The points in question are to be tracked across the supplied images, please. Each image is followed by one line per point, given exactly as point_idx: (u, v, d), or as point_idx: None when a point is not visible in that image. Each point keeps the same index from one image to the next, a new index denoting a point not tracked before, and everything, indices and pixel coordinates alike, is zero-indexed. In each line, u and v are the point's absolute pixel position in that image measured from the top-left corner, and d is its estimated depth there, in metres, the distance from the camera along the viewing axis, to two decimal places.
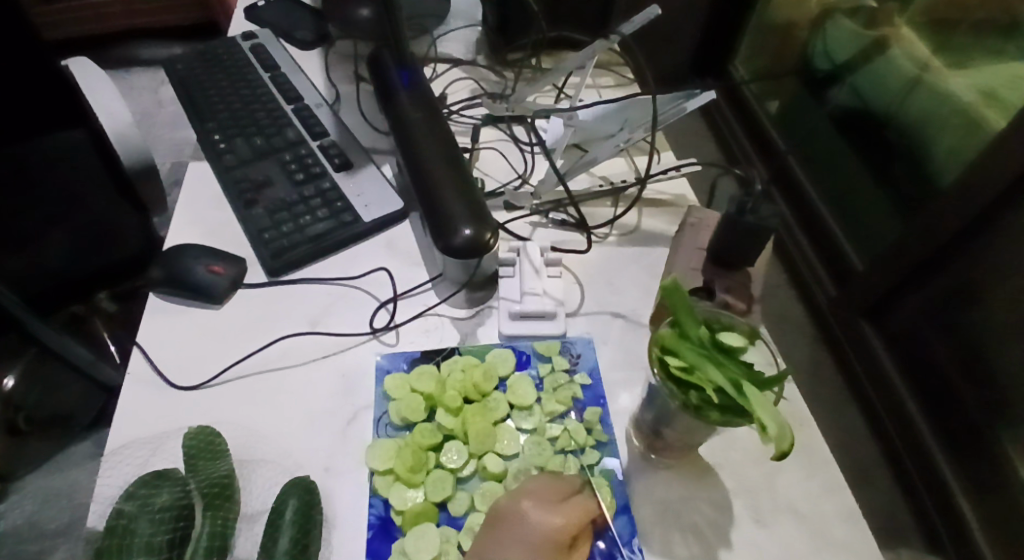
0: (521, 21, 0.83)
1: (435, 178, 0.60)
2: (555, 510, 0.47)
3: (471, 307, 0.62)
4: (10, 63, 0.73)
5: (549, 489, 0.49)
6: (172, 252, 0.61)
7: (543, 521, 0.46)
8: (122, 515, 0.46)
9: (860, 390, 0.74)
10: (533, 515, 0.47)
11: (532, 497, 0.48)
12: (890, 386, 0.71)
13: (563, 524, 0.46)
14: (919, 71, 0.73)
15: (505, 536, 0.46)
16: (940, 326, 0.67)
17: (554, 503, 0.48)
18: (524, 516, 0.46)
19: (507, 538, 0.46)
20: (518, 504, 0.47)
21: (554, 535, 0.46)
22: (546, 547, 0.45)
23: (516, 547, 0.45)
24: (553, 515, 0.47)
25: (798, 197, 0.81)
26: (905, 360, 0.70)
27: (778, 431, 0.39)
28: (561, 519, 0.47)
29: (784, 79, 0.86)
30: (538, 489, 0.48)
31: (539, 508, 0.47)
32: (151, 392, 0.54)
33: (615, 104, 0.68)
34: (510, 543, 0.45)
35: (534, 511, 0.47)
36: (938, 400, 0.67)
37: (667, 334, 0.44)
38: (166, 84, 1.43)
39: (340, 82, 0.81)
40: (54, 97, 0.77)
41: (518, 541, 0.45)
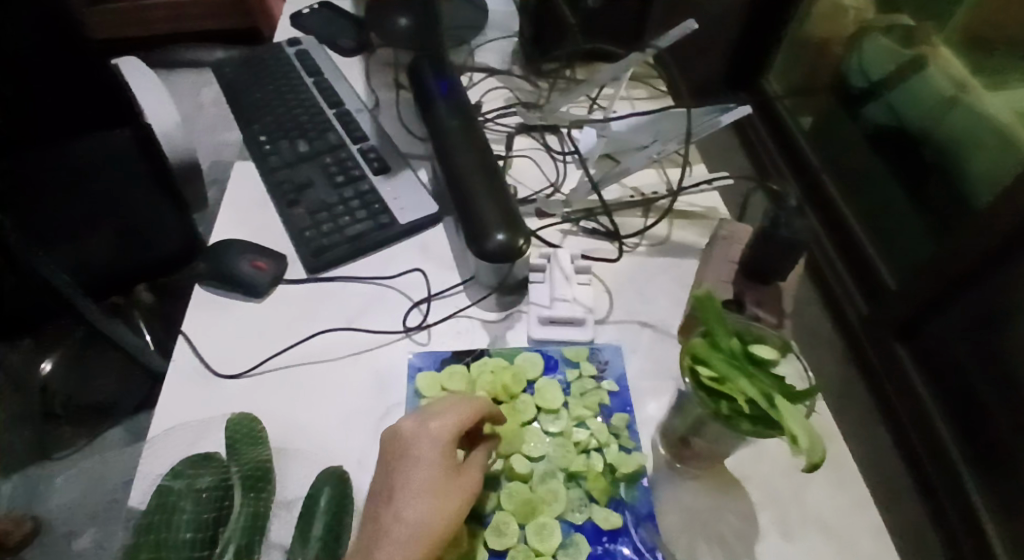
0: (555, 32, 0.85)
1: (471, 185, 0.61)
2: (434, 417, 0.49)
3: (501, 311, 0.64)
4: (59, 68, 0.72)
5: (431, 405, 0.50)
6: (217, 248, 0.63)
7: (423, 432, 0.48)
8: (169, 491, 0.49)
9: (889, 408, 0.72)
10: (415, 427, 0.48)
11: (413, 415, 0.49)
12: (920, 407, 0.69)
13: (444, 425, 0.48)
14: (957, 90, 0.72)
15: (393, 461, 0.48)
16: (973, 345, 0.66)
17: (435, 413, 0.49)
18: (405, 433, 0.48)
19: (395, 458, 0.48)
20: (401, 426, 0.49)
21: (436, 440, 0.48)
22: (433, 455, 0.47)
23: (404, 463, 0.47)
24: (432, 421, 0.48)
25: (834, 218, 0.80)
26: (937, 380, 0.69)
27: (810, 444, 0.39)
28: (441, 420, 0.48)
29: (818, 94, 0.86)
30: (421, 408, 0.50)
31: (421, 423, 0.49)
32: (196, 380, 0.56)
33: (649, 117, 0.70)
34: (397, 463, 0.47)
35: (416, 427, 0.48)
36: (970, 422, 0.66)
37: (698, 343, 0.44)
38: (208, 87, 1.48)
39: (380, 89, 0.83)
40: (101, 99, 0.76)
41: (404, 458, 0.47)
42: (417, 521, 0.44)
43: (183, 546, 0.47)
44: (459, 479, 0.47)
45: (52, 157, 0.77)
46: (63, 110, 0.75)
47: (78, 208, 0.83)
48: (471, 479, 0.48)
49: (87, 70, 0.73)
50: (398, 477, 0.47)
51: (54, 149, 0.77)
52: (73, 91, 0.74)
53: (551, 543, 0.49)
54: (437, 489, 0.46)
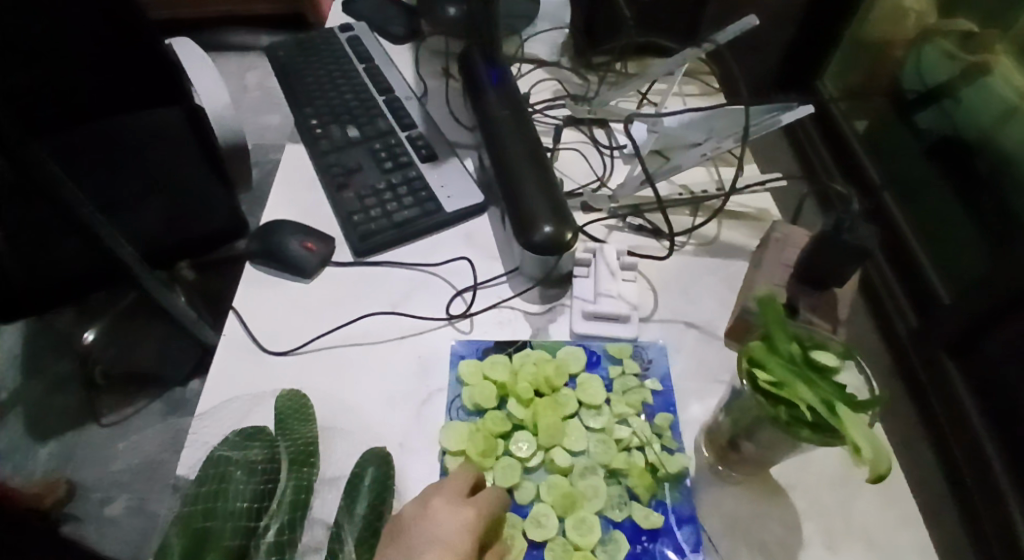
0: (610, 25, 0.84)
1: (520, 177, 0.61)
2: (466, 503, 0.47)
3: (544, 304, 0.63)
4: (115, 46, 0.73)
5: (458, 484, 0.49)
6: (268, 227, 0.64)
7: (454, 516, 0.46)
8: (223, 460, 0.50)
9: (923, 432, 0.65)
10: (445, 509, 0.47)
11: (441, 494, 0.48)
12: (970, 435, 0.60)
13: (476, 515, 0.46)
14: (1018, 100, 0.63)
15: (411, 543, 0.45)
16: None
17: (463, 498, 0.48)
18: (434, 514, 0.47)
19: (418, 541, 0.45)
20: (427, 504, 0.47)
21: (468, 529, 0.46)
22: (463, 545, 0.45)
23: (427, 549, 0.45)
24: (464, 507, 0.47)
25: (884, 222, 0.72)
26: (993, 414, 0.59)
27: (874, 455, 0.38)
28: (474, 508, 0.47)
29: (873, 99, 0.78)
30: (446, 486, 0.49)
31: (449, 506, 0.47)
32: (244, 355, 0.57)
33: (705, 113, 0.66)
34: (420, 547, 0.45)
35: (445, 508, 0.47)
36: None
37: (756, 346, 0.44)
38: (252, 70, 1.50)
39: (428, 77, 0.83)
40: (153, 77, 0.77)
41: (428, 542, 0.45)
42: None
43: (235, 515, 0.48)
44: None
45: (102, 134, 0.78)
46: (115, 87, 0.75)
47: (128, 181, 0.84)
48: None
49: (137, 48, 0.74)
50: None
51: (98, 123, 0.77)
52: (123, 69, 0.75)
53: (591, 538, 0.48)
54: None
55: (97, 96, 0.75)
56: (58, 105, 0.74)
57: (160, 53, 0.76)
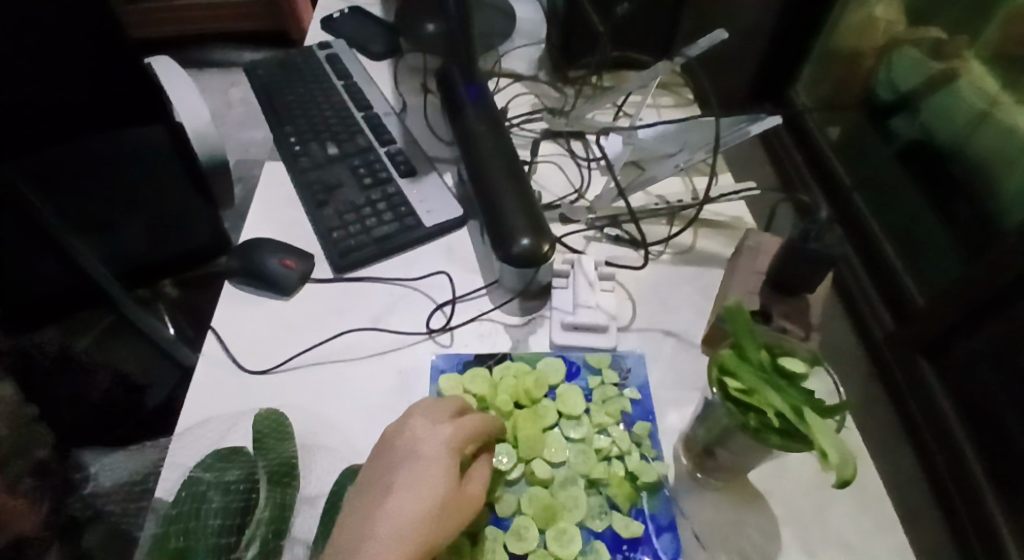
0: (584, 40, 0.85)
1: (498, 191, 0.62)
2: (445, 424, 0.50)
3: (524, 316, 0.64)
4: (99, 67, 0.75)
5: (440, 408, 0.52)
6: (248, 245, 0.64)
7: (434, 435, 0.49)
8: (199, 482, 0.49)
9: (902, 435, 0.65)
10: (424, 430, 0.50)
11: (423, 415, 0.51)
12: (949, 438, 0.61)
13: (454, 431, 0.50)
14: (988, 105, 0.63)
15: (392, 457, 0.49)
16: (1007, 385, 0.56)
17: (443, 419, 0.51)
18: (414, 435, 0.50)
19: (401, 458, 0.49)
20: (410, 423, 0.51)
21: (444, 443, 0.49)
22: (438, 456, 0.48)
23: (407, 463, 0.48)
24: (443, 428, 0.50)
25: (857, 227, 0.72)
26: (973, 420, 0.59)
27: (840, 460, 0.39)
28: (456, 426, 0.50)
29: (845, 110, 0.77)
30: (429, 409, 0.52)
31: (429, 425, 0.50)
32: (223, 374, 0.57)
33: (677, 125, 0.69)
34: (399, 462, 0.49)
35: (424, 428, 0.50)
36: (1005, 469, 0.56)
37: (726, 354, 0.45)
38: (235, 87, 1.50)
39: (408, 93, 0.84)
40: (133, 95, 0.79)
41: (407, 454, 0.49)
42: (405, 519, 0.45)
43: (213, 531, 0.47)
44: (457, 483, 0.48)
45: (84, 153, 0.80)
46: (95, 106, 0.78)
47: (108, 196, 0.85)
48: (469, 486, 0.48)
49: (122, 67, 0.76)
50: (396, 477, 0.48)
51: (73, 142, 0.79)
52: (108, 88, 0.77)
53: (571, 549, 0.49)
54: (429, 492, 0.47)
55: (75, 114, 0.77)
56: (41, 123, 0.75)
57: (141, 71, 0.78)
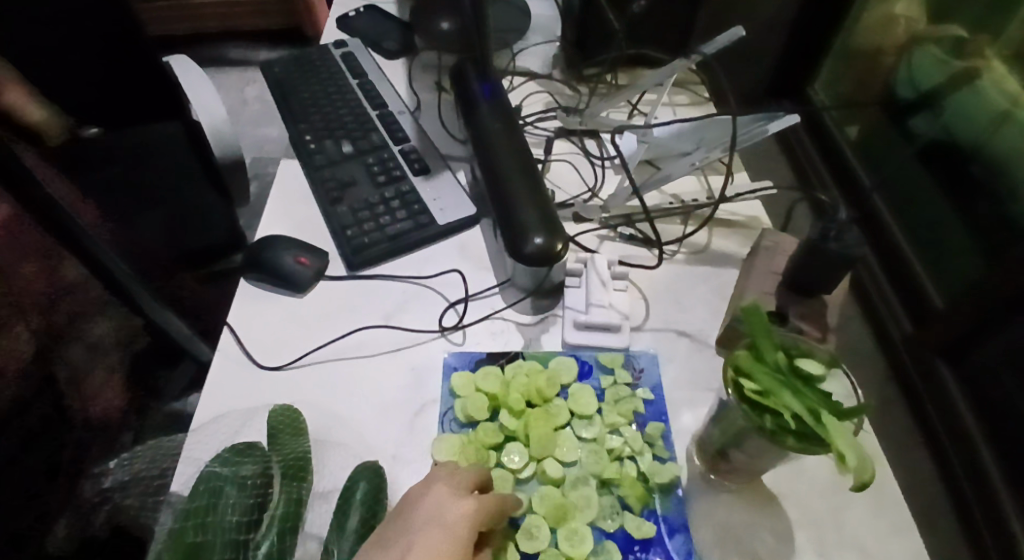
0: (600, 37, 0.84)
1: (511, 189, 0.61)
2: (469, 494, 0.47)
3: (536, 314, 0.64)
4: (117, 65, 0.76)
5: (464, 475, 0.49)
6: (263, 242, 0.65)
7: (455, 506, 0.46)
8: (216, 476, 0.50)
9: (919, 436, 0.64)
10: (446, 498, 0.47)
11: (446, 481, 0.48)
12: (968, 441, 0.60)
13: (477, 506, 0.46)
14: (1010, 104, 0.62)
15: (411, 525, 0.46)
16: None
17: (467, 489, 0.48)
18: (436, 503, 0.47)
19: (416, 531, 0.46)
20: (431, 488, 0.48)
21: (465, 519, 0.46)
22: (458, 532, 0.45)
23: (422, 533, 0.45)
24: (466, 500, 0.47)
25: (876, 227, 0.71)
26: (990, 416, 0.60)
27: (858, 463, 0.39)
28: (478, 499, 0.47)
29: (868, 110, 0.76)
30: (451, 474, 0.49)
31: (452, 494, 0.47)
32: (238, 369, 0.58)
33: (693, 123, 0.68)
34: (417, 531, 0.45)
35: (447, 496, 0.47)
36: None
37: (743, 356, 0.44)
38: (251, 85, 1.51)
39: (422, 91, 0.84)
40: (151, 93, 0.81)
41: (426, 524, 0.46)
42: None
43: (231, 527, 0.48)
44: None
45: (100, 151, 0.82)
46: (111, 105, 0.79)
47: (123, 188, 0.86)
48: None
49: (137, 64, 0.78)
50: (413, 547, 0.45)
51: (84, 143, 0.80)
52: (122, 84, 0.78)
53: (582, 549, 0.49)
54: None
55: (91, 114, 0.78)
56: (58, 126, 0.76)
57: (159, 69, 0.80)
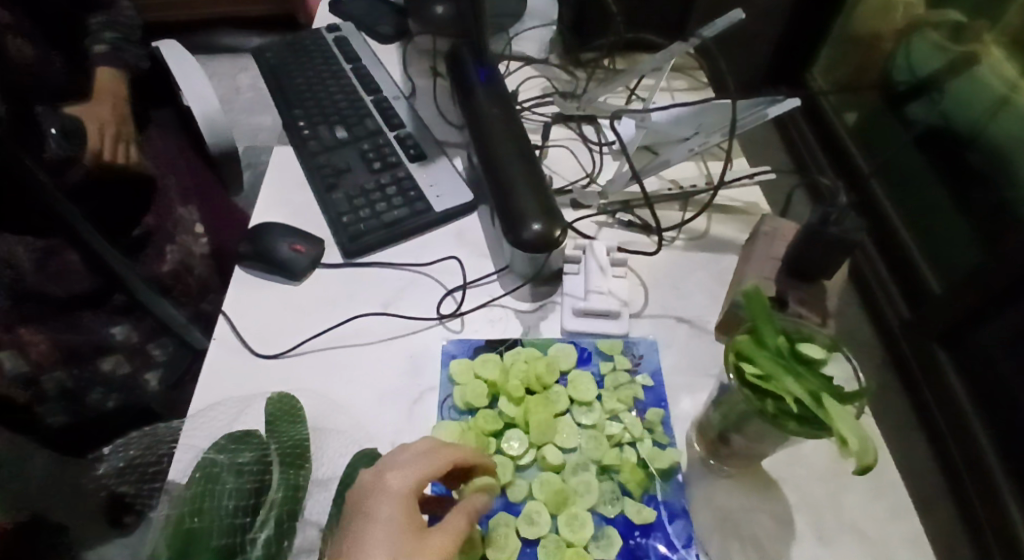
0: (597, 21, 0.84)
1: (508, 175, 0.61)
2: (415, 466, 0.46)
3: (535, 302, 0.63)
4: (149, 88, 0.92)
5: (410, 448, 0.47)
6: (258, 229, 0.64)
7: (400, 481, 0.45)
8: (214, 463, 0.47)
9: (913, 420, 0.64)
10: (389, 474, 0.46)
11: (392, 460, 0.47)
12: (964, 425, 0.60)
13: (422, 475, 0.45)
14: (1009, 90, 0.60)
15: (362, 507, 0.45)
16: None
17: (414, 461, 0.46)
18: (380, 480, 0.45)
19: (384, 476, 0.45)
20: (377, 468, 0.46)
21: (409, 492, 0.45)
22: (404, 508, 0.44)
23: (375, 512, 0.44)
24: (410, 472, 0.45)
25: (872, 213, 0.70)
26: (985, 401, 0.59)
27: (860, 446, 0.38)
28: (453, 449, 0.47)
29: (863, 92, 0.75)
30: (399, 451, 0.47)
31: (396, 470, 0.46)
32: (235, 358, 0.58)
33: (692, 109, 0.67)
34: (369, 509, 0.44)
35: (392, 473, 0.46)
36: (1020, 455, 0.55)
37: (744, 340, 0.44)
38: (243, 72, 1.50)
39: (417, 76, 0.83)
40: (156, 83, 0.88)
41: (373, 504, 0.44)
42: None
43: (227, 513, 0.45)
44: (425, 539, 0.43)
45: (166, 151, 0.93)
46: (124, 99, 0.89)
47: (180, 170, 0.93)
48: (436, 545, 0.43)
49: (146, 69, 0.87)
50: (367, 525, 0.43)
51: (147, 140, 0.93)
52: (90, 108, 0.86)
53: (583, 534, 0.49)
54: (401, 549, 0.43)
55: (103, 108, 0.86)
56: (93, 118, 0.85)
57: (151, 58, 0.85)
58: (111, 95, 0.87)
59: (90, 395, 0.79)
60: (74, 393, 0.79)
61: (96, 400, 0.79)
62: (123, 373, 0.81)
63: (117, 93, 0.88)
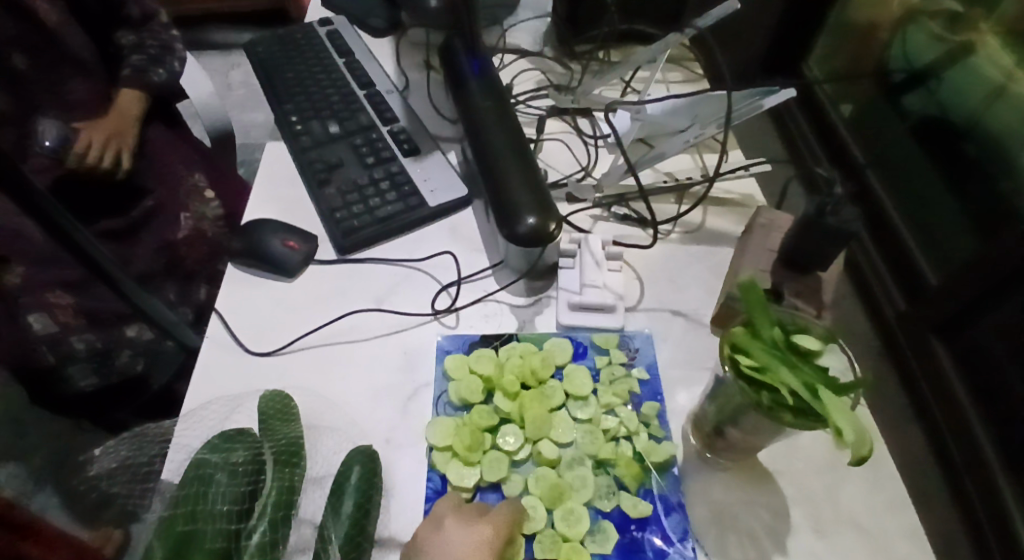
0: (591, 12, 0.83)
1: (502, 169, 0.60)
2: (482, 521, 0.47)
3: (530, 297, 0.63)
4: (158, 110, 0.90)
5: (468, 508, 0.48)
6: (250, 225, 0.63)
7: (472, 535, 0.46)
8: (206, 464, 0.47)
9: (910, 411, 0.63)
10: (457, 530, 0.46)
11: (452, 516, 0.48)
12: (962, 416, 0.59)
13: (494, 529, 0.46)
14: (1005, 79, 0.60)
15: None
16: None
17: (476, 518, 0.47)
18: (448, 537, 0.46)
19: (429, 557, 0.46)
20: (439, 525, 0.47)
21: (484, 544, 0.46)
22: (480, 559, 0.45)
23: None
24: (479, 527, 0.46)
25: (869, 202, 0.70)
26: (983, 392, 0.58)
27: (856, 439, 0.38)
28: (488, 527, 0.46)
29: (860, 81, 0.74)
30: (456, 509, 0.48)
31: (461, 525, 0.47)
32: (227, 355, 0.57)
33: (687, 99, 0.66)
34: None
35: (458, 529, 0.47)
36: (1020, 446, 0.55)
37: (739, 332, 0.44)
38: (236, 68, 1.49)
39: (410, 70, 0.83)
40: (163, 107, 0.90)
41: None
42: None
43: (219, 516, 0.45)
44: None
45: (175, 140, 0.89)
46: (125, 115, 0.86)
47: (182, 155, 0.88)
48: None
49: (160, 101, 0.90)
50: None
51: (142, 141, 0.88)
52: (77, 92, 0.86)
53: (579, 528, 0.49)
54: None
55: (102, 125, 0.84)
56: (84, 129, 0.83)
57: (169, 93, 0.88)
58: (119, 114, 0.85)
59: (120, 356, 0.75)
60: (104, 355, 0.75)
61: (126, 363, 0.75)
62: (147, 339, 0.77)
63: (134, 116, 0.86)
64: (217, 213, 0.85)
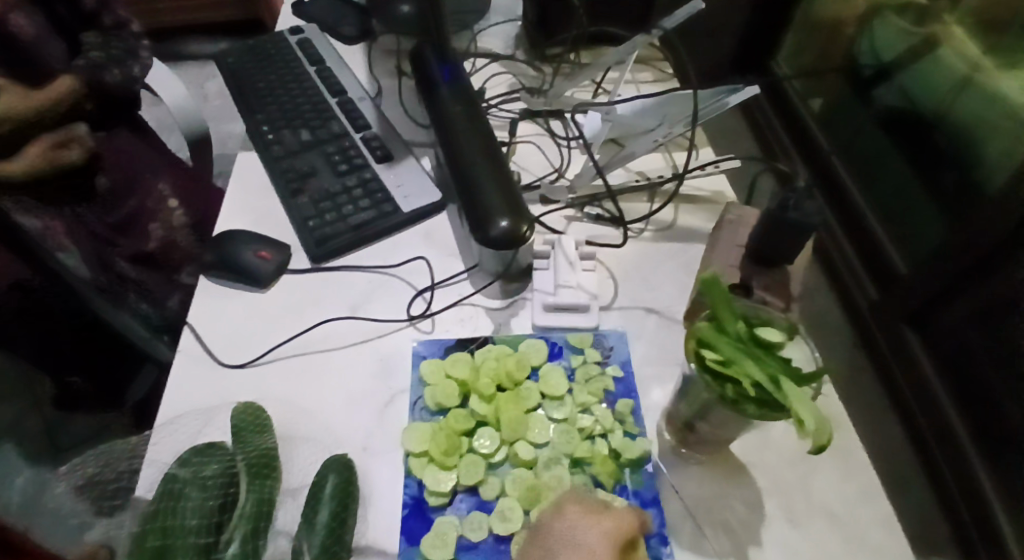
0: (561, 14, 0.84)
1: (473, 174, 0.61)
2: (606, 515, 0.47)
3: (505, 299, 0.63)
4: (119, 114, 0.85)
5: (591, 500, 0.49)
6: (222, 237, 0.63)
7: (597, 526, 0.46)
8: (176, 479, 0.47)
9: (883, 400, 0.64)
10: (578, 520, 0.47)
11: (576, 506, 0.48)
12: (932, 403, 0.60)
13: (617, 525, 0.46)
14: (971, 71, 0.61)
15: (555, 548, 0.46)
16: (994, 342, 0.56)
17: (602, 511, 0.48)
18: (565, 523, 0.47)
19: (552, 549, 0.46)
20: (563, 513, 0.48)
21: (606, 536, 0.46)
22: (600, 548, 0.45)
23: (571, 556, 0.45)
24: (604, 521, 0.47)
25: (837, 195, 0.71)
26: (956, 376, 0.59)
27: (816, 426, 0.39)
28: (612, 521, 0.47)
29: (827, 76, 0.75)
30: (575, 499, 0.49)
31: (588, 516, 0.47)
32: (202, 367, 0.57)
33: (654, 99, 0.67)
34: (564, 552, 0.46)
35: (580, 519, 0.47)
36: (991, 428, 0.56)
37: (705, 327, 0.44)
38: (212, 79, 1.48)
39: (382, 77, 0.83)
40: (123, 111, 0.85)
41: (566, 544, 0.46)
42: None
43: (191, 532, 0.44)
44: None
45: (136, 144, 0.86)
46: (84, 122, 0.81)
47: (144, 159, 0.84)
48: None
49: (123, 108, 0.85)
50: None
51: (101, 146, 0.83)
52: None
53: None
54: None
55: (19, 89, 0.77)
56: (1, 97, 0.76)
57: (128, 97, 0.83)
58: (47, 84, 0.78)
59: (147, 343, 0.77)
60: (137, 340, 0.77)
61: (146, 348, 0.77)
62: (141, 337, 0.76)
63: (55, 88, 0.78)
64: (183, 220, 0.84)
